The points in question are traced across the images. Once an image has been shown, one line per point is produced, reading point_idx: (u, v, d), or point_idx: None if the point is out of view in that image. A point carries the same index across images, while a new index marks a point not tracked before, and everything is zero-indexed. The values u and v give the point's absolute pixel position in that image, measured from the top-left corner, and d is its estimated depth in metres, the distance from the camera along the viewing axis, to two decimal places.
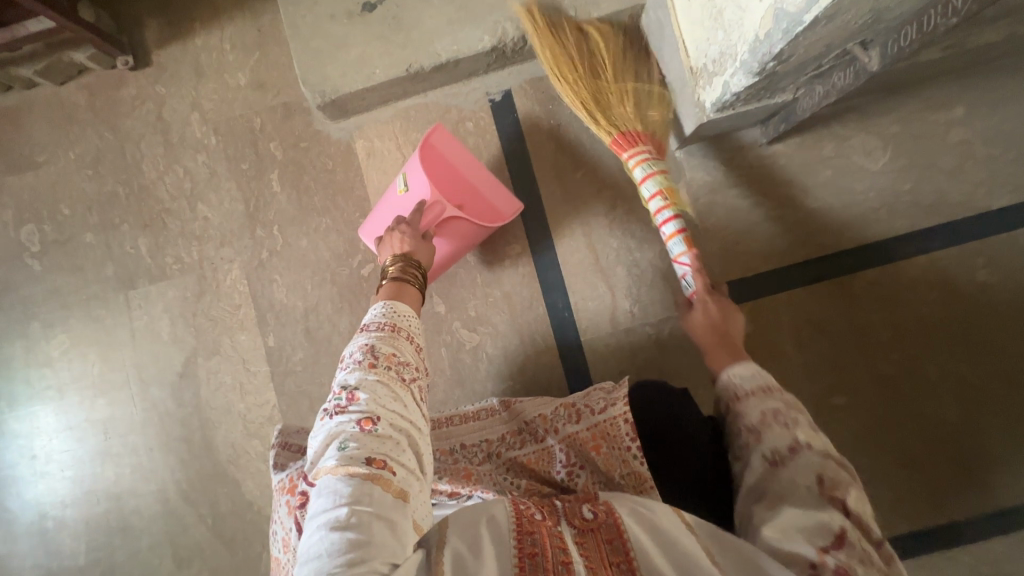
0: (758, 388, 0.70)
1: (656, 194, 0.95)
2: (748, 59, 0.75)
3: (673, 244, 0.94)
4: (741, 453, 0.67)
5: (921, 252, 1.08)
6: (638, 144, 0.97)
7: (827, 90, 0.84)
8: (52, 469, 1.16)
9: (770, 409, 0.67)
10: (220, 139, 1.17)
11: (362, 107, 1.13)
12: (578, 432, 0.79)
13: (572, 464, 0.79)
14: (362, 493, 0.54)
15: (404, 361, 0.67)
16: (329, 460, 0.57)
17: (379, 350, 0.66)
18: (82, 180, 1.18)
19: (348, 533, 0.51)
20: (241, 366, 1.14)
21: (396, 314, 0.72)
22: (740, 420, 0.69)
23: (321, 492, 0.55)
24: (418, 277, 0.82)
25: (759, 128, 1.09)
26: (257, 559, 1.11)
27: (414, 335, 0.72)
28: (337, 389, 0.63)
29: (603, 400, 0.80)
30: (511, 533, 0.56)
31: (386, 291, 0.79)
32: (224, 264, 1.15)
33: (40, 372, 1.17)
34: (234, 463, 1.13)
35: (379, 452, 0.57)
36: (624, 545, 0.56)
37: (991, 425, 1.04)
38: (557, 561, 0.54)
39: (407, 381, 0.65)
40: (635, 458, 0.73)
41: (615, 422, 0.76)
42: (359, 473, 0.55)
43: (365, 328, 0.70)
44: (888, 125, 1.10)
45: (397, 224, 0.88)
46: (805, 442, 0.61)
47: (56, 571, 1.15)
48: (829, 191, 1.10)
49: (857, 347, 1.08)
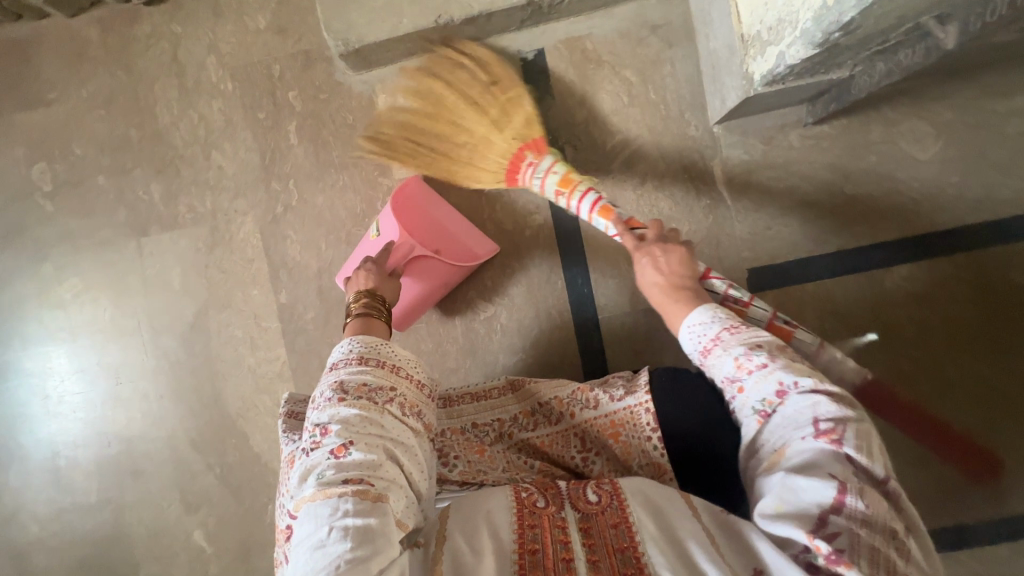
0: (728, 330, 0.64)
1: (558, 193, 0.88)
2: (811, 28, 0.69)
3: (601, 223, 0.84)
4: (735, 408, 0.63)
5: (961, 250, 1.03)
6: (521, 167, 0.93)
7: (891, 69, 0.78)
8: (63, 411, 1.17)
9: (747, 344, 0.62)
10: (236, 85, 1.12)
11: (387, 59, 1.08)
12: (595, 419, 0.79)
13: (587, 451, 0.79)
14: (342, 508, 0.54)
15: (377, 387, 0.65)
16: (306, 490, 0.57)
17: (349, 384, 0.64)
18: (95, 120, 1.14)
19: (331, 547, 0.51)
20: (253, 321, 1.12)
21: (366, 346, 0.70)
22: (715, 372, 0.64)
23: (304, 520, 0.55)
24: (384, 309, 0.82)
25: (804, 108, 1.03)
26: (264, 509, 1.13)
27: (388, 358, 0.69)
28: (311, 427, 0.62)
29: (623, 388, 0.78)
30: (511, 529, 0.56)
31: (354, 327, 0.78)
32: (237, 216, 1.12)
33: (52, 314, 1.16)
34: (243, 416, 1.13)
35: (356, 472, 0.56)
36: (629, 530, 0.54)
37: (1010, 433, 1.02)
38: (557, 557, 0.53)
39: (383, 403, 0.64)
40: (656, 449, 0.72)
41: (635, 412, 0.74)
42: (336, 493, 0.55)
43: (334, 366, 0.68)
44: (943, 111, 1.03)
45: (364, 262, 0.89)
46: (791, 385, 0.57)
47: (68, 508, 1.17)
48: (872, 179, 1.04)
49: (883, 344, 1.05)
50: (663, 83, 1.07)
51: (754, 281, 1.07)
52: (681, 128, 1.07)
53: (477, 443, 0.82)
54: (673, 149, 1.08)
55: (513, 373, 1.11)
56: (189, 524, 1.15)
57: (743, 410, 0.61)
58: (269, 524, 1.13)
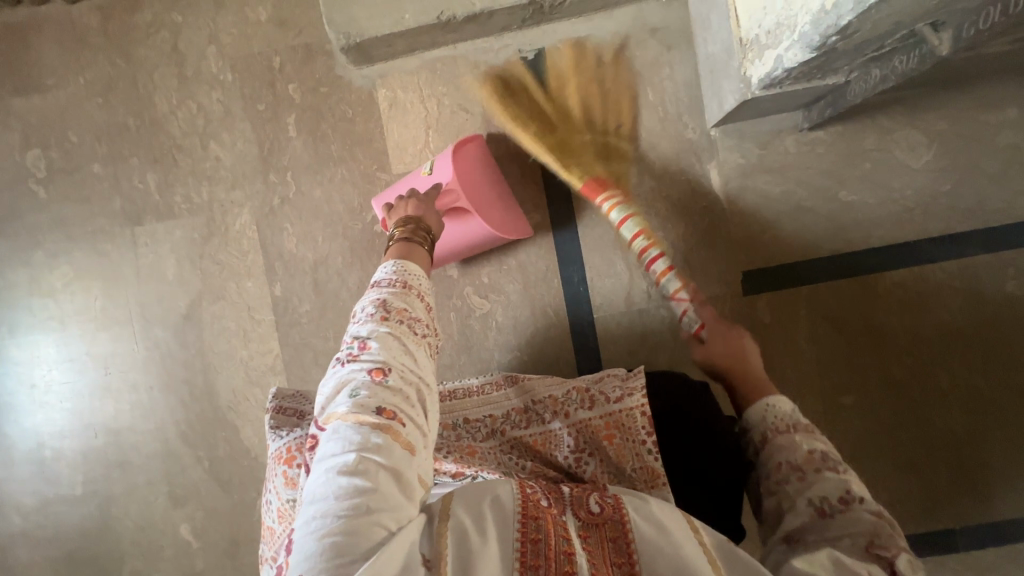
0: (797, 424, 0.68)
1: (637, 234, 0.89)
2: (809, 31, 0.70)
3: (666, 282, 0.88)
4: (777, 490, 0.64)
5: (951, 257, 1.04)
6: (608, 190, 0.93)
7: (886, 74, 0.79)
8: (51, 401, 1.16)
9: (819, 450, 0.64)
10: (236, 76, 1.12)
11: (388, 54, 1.08)
12: (590, 419, 0.78)
13: (581, 451, 0.77)
14: (371, 440, 0.54)
15: (415, 319, 0.67)
16: (340, 406, 0.58)
17: (391, 305, 0.66)
18: (92, 108, 1.13)
19: (354, 478, 0.52)
20: (246, 313, 1.12)
21: (407, 272, 0.71)
22: (777, 454, 0.66)
23: (331, 437, 0.56)
24: (427, 241, 0.81)
25: (800, 113, 1.04)
26: (253, 503, 1.12)
27: (425, 294, 0.72)
28: (350, 340, 0.64)
29: (619, 389, 0.78)
30: (516, 515, 0.55)
31: (395, 250, 0.77)
32: (233, 207, 1.12)
33: (42, 302, 1.15)
34: (234, 409, 1.12)
35: (390, 403, 0.57)
36: (627, 545, 0.55)
37: (996, 441, 1.03)
38: (560, 549, 0.53)
39: (418, 336, 0.65)
40: (649, 453, 0.72)
41: (631, 414, 0.75)
42: (368, 421, 0.56)
43: (376, 284, 0.70)
44: (935, 121, 1.04)
45: (412, 196, 0.87)
46: (857, 495, 0.58)
47: (53, 499, 1.16)
48: (865, 185, 1.06)
49: (872, 350, 1.06)
50: (662, 85, 1.08)
51: (748, 283, 1.08)
52: (679, 131, 1.08)
53: (468, 442, 0.81)
54: (670, 151, 1.09)
55: (508, 370, 1.11)
56: (176, 518, 1.14)
57: (791, 496, 0.62)
58: (258, 519, 1.12)
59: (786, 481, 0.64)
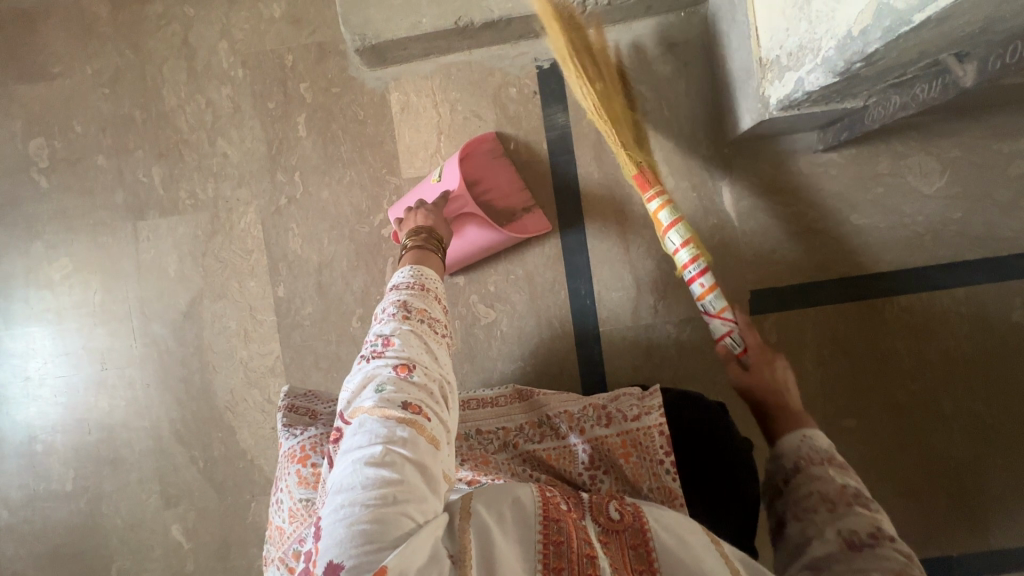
0: (833, 461, 0.63)
1: (684, 243, 0.85)
2: (833, 56, 0.70)
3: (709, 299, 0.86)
4: (805, 518, 0.59)
5: (960, 284, 1.04)
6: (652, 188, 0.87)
7: (906, 101, 0.79)
8: (44, 394, 1.13)
9: (853, 488, 0.59)
10: (247, 73, 1.10)
11: (403, 57, 1.07)
12: (607, 437, 0.79)
13: (596, 469, 0.78)
14: (396, 434, 0.53)
15: (435, 318, 0.67)
16: (365, 401, 0.56)
17: (412, 305, 0.66)
18: (98, 98, 1.12)
19: (380, 470, 0.50)
20: (248, 313, 1.10)
21: (424, 275, 0.73)
22: (809, 483, 0.61)
23: (356, 430, 0.55)
24: (440, 248, 0.83)
25: (815, 134, 1.04)
26: (247, 507, 1.11)
27: (441, 297, 0.72)
28: (372, 337, 0.63)
29: (636, 407, 0.80)
30: (537, 517, 0.54)
31: (411, 257, 0.78)
32: (239, 205, 1.10)
33: (40, 293, 1.13)
34: (231, 410, 1.11)
35: (415, 397, 0.56)
36: (647, 553, 0.55)
37: (997, 467, 1.03)
38: (582, 553, 0.53)
39: (438, 335, 0.65)
40: (667, 473, 0.74)
41: (649, 433, 0.77)
42: (394, 415, 0.54)
43: (395, 287, 0.70)
44: (948, 148, 1.04)
45: (422, 206, 0.89)
46: (888, 534, 0.53)
47: (42, 494, 1.13)
48: (876, 209, 1.05)
49: (878, 371, 1.06)
50: (677, 100, 1.08)
51: (755, 299, 1.08)
52: (692, 147, 1.08)
53: (482, 452, 0.81)
54: (683, 166, 1.08)
55: (511, 381, 1.10)
56: (167, 518, 1.12)
57: (818, 526, 0.57)
58: (251, 522, 1.11)
59: (814, 510, 0.59)
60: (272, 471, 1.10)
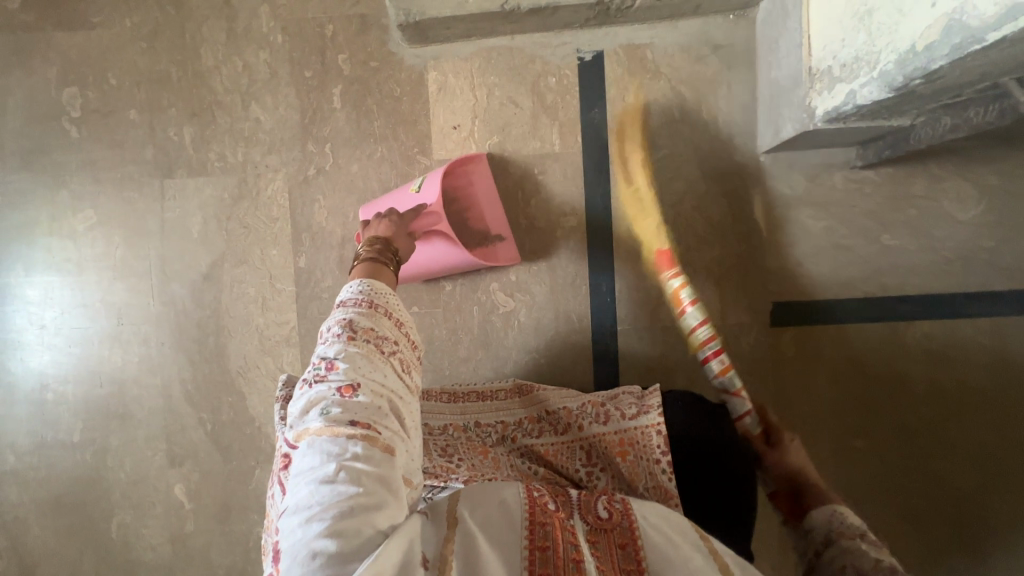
0: (871, 540, 0.57)
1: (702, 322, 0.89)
2: (892, 70, 0.68)
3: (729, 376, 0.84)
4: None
5: (983, 315, 1.03)
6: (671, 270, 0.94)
7: (956, 124, 0.78)
8: (58, 343, 1.14)
9: (887, 561, 0.53)
10: (287, 39, 1.09)
11: (445, 36, 1.05)
12: (605, 435, 0.78)
13: (593, 465, 0.78)
14: (350, 450, 0.54)
15: (383, 335, 0.66)
16: (313, 422, 0.57)
17: (357, 324, 0.65)
18: (135, 52, 1.11)
19: (337, 486, 0.52)
20: (267, 281, 1.10)
21: (373, 290, 0.70)
22: (842, 554, 0.56)
23: (307, 451, 0.55)
24: (393, 261, 0.81)
25: (854, 150, 1.02)
26: (249, 473, 1.11)
27: (393, 310, 0.71)
28: (317, 360, 0.62)
29: (635, 406, 0.78)
30: (523, 522, 0.56)
31: (361, 270, 0.76)
32: (268, 172, 1.09)
33: (61, 243, 1.13)
34: (243, 375, 1.11)
35: (363, 415, 0.56)
36: (636, 552, 0.55)
37: (1001, 500, 1.02)
38: (567, 556, 0.54)
39: (387, 352, 0.64)
40: (663, 472, 0.72)
41: (647, 432, 0.75)
42: (344, 433, 0.55)
43: (343, 304, 0.68)
44: (988, 175, 1.02)
45: (388, 214, 0.90)
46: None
47: (49, 442, 1.14)
48: (908, 231, 1.04)
49: (892, 395, 1.05)
50: (716, 104, 1.06)
51: (774, 313, 1.07)
52: (727, 153, 1.06)
53: (480, 444, 0.82)
54: (716, 172, 1.07)
55: (523, 371, 1.09)
56: (171, 477, 1.12)
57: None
58: (253, 488, 1.11)
59: None
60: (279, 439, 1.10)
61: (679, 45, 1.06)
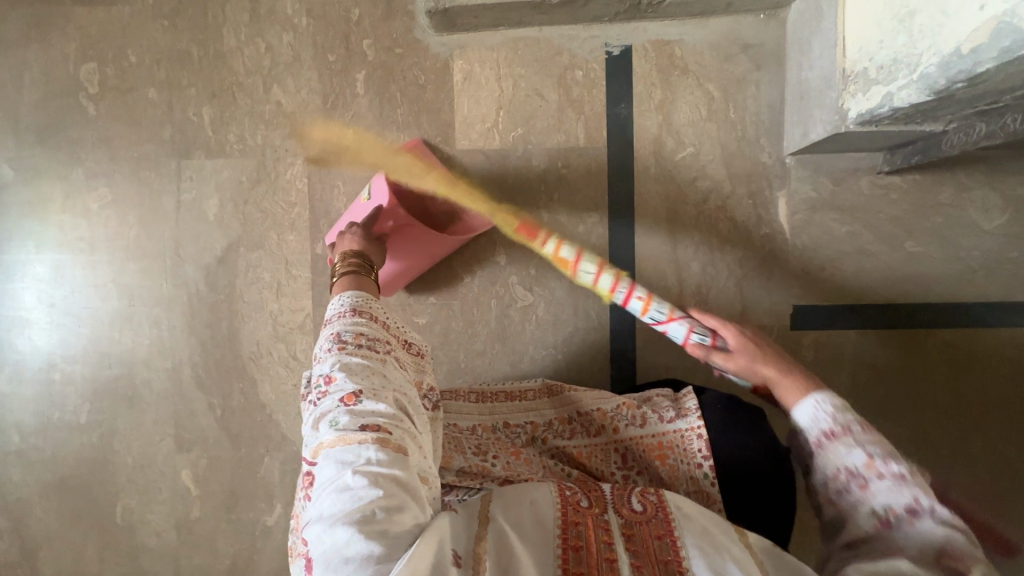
0: (855, 426, 0.58)
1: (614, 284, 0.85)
2: (933, 73, 0.68)
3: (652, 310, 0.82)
4: (837, 499, 0.57)
5: (1004, 325, 1.03)
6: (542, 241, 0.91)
7: (992, 131, 0.77)
8: (67, 323, 1.12)
9: (879, 452, 0.55)
10: (311, 22, 1.07)
11: (472, 25, 1.04)
12: (641, 438, 0.77)
13: (629, 469, 0.77)
14: (364, 456, 0.54)
15: (374, 339, 0.67)
16: (325, 436, 0.57)
17: (347, 334, 0.66)
18: (156, 30, 1.09)
19: (356, 491, 0.52)
20: (283, 267, 1.08)
21: (358, 299, 0.72)
22: (837, 459, 0.57)
23: (323, 465, 0.56)
24: (366, 267, 0.82)
25: (881, 155, 1.02)
26: (259, 460, 1.10)
27: (381, 315, 0.72)
28: (317, 378, 0.63)
29: (673, 410, 0.77)
30: (556, 522, 0.56)
31: (344, 284, 0.78)
32: (287, 156, 1.08)
33: (74, 221, 1.11)
34: (255, 362, 1.09)
35: (372, 418, 0.57)
36: (673, 543, 0.54)
37: (1015, 513, 1.02)
38: (601, 556, 0.53)
39: (381, 354, 0.65)
40: (706, 478, 0.70)
41: (686, 436, 0.73)
42: (355, 440, 0.55)
43: (330, 320, 0.70)
44: (1014, 186, 1.02)
45: (350, 227, 0.90)
46: (928, 505, 0.51)
47: (55, 423, 1.12)
48: (932, 239, 1.03)
49: (912, 404, 1.04)
50: (744, 104, 1.05)
51: (800, 317, 1.06)
52: (754, 153, 1.06)
53: (511, 445, 0.80)
54: (741, 172, 1.06)
55: (540, 367, 1.08)
56: (178, 463, 1.11)
57: (851, 509, 0.55)
58: (262, 476, 1.10)
59: (845, 491, 0.56)
60: (290, 428, 1.09)
61: (709, 43, 1.05)
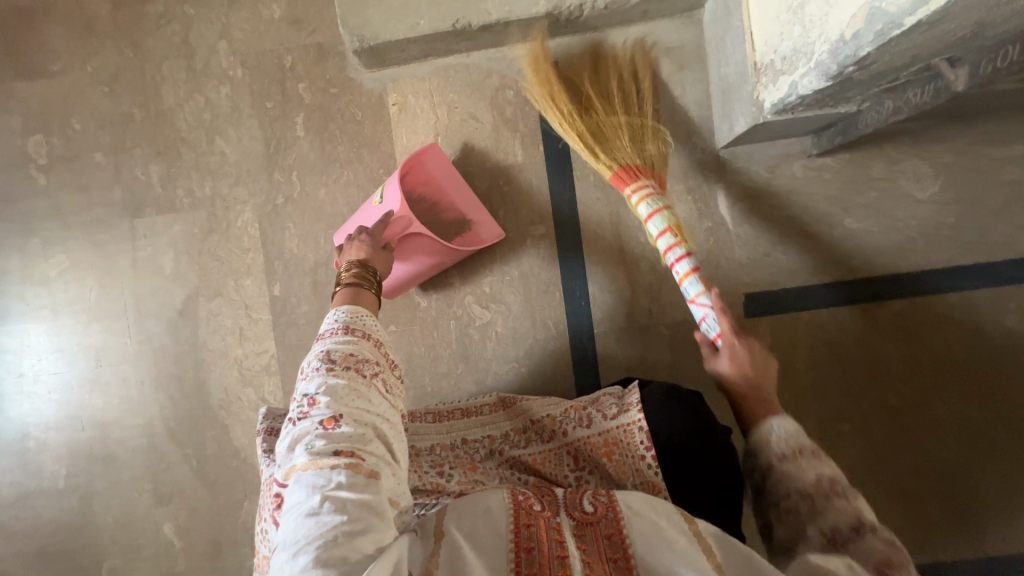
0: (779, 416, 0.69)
1: (664, 231, 0.88)
2: (826, 59, 0.70)
3: (687, 284, 0.85)
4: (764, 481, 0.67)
5: (951, 289, 1.04)
6: (639, 178, 0.91)
7: (898, 106, 0.79)
8: (37, 390, 1.13)
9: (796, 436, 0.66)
10: (246, 72, 1.11)
11: (401, 58, 1.07)
12: (588, 437, 0.79)
13: (581, 470, 0.79)
14: (334, 479, 0.55)
15: (363, 359, 0.67)
16: (299, 458, 0.58)
17: (336, 354, 0.65)
18: (98, 96, 1.12)
19: (322, 517, 0.53)
20: (243, 311, 1.10)
21: (354, 317, 0.72)
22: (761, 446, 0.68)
23: (294, 487, 0.57)
24: (375, 282, 0.81)
25: (809, 139, 1.05)
26: (237, 506, 1.10)
27: (374, 332, 0.72)
28: (300, 397, 0.63)
29: (616, 406, 0.78)
30: (509, 527, 0.57)
31: (343, 298, 0.77)
32: (236, 204, 1.10)
33: (34, 290, 1.13)
34: (225, 408, 1.10)
35: (346, 444, 0.57)
36: (622, 541, 0.56)
37: (987, 470, 1.03)
38: (552, 554, 0.54)
39: (369, 379, 0.65)
40: (649, 468, 0.71)
41: (629, 431, 0.75)
42: (328, 464, 0.56)
43: (322, 336, 0.69)
44: (941, 153, 1.05)
45: (358, 234, 0.87)
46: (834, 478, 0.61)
47: (33, 491, 1.13)
48: (870, 214, 1.06)
49: (871, 376, 1.06)
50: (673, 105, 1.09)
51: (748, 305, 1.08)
52: (688, 151, 1.08)
53: (469, 460, 0.82)
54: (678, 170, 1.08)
55: (505, 381, 1.10)
56: (159, 517, 1.11)
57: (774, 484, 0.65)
58: (243, 521, 1.10)
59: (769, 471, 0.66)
60: None
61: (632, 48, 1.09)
